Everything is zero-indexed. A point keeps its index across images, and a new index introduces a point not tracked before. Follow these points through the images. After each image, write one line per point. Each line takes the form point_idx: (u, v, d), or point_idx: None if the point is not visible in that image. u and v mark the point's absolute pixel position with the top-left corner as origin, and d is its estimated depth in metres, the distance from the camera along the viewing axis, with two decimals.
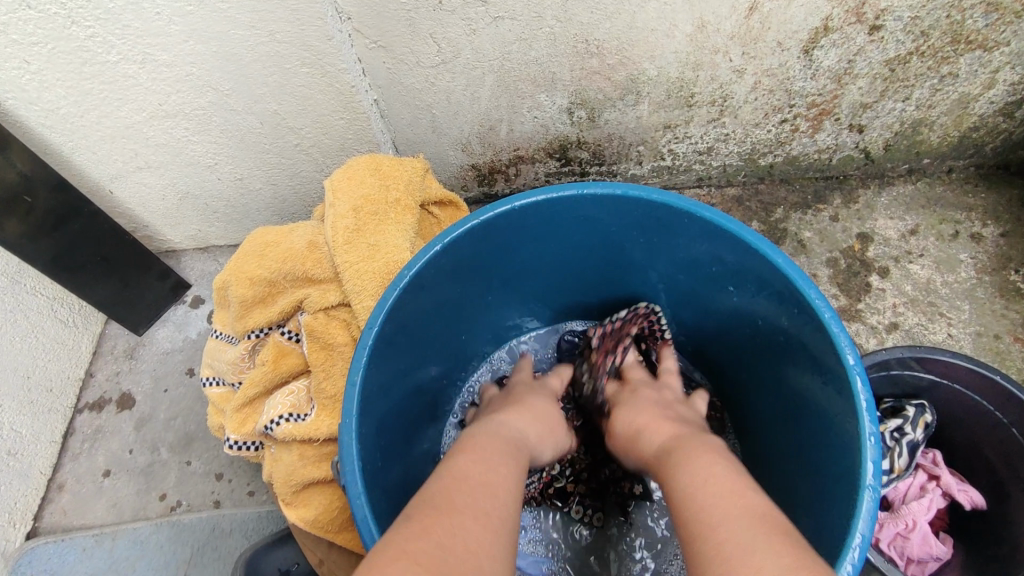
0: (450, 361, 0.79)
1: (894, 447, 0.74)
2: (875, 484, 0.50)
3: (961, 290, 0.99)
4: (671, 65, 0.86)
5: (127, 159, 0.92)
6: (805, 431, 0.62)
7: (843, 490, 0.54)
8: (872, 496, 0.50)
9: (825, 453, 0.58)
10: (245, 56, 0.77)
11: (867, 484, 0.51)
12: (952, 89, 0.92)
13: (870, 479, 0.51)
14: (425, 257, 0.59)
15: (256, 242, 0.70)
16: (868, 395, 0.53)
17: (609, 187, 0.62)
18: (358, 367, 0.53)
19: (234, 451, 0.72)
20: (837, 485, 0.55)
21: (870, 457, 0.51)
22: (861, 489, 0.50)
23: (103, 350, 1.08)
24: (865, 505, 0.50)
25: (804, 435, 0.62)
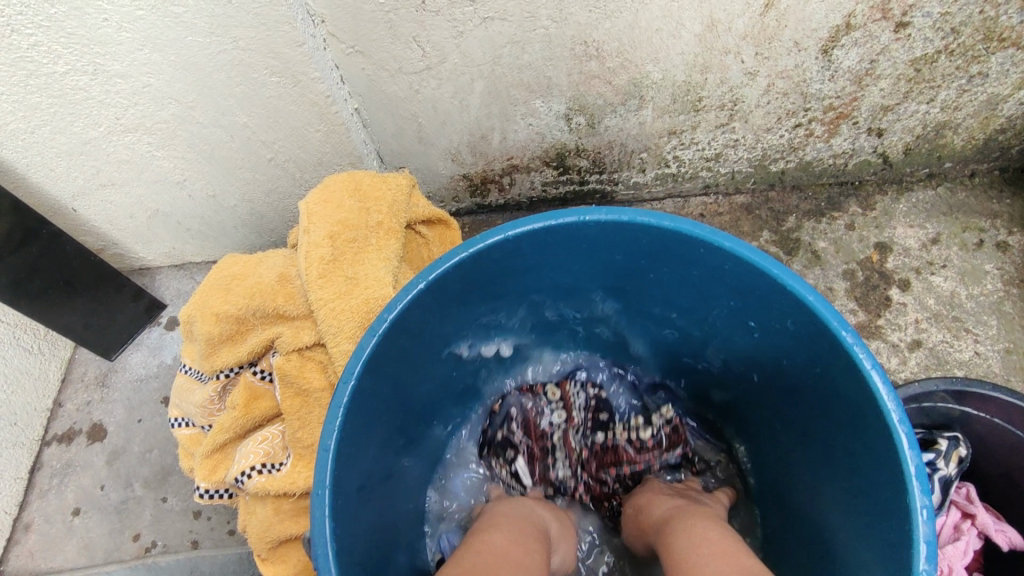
0: (440, 399, 0.72)
1: (926, 486, 0.68)
2: (930, 569, 0.44)
3: (987, 303, 0.92)
4: (677, 67, 0.79)
5: (89, 176, 0.84)
6: (837, 486, 0.56)
7: (888, 565, 0.48)
8: None
9: (863, 515, 0.52)
10: (208, 65, 0.69)
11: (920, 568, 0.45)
12: (980, 90, 0.85)
13: (924, 564, 0.44)
14: (406, 297, 0.52)
15: (223, 274, 0.63)
16: (917, 458, 0.47)
17: (613, 213, 0.56)
18: (331, 430, 0.47)
19: (205, 499, 0.66)
20: (881, 556, 0.48)
21: (924, 533, 0.45)
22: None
23: (73, 377, 1.01)
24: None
25: (838, 491, 0.56)
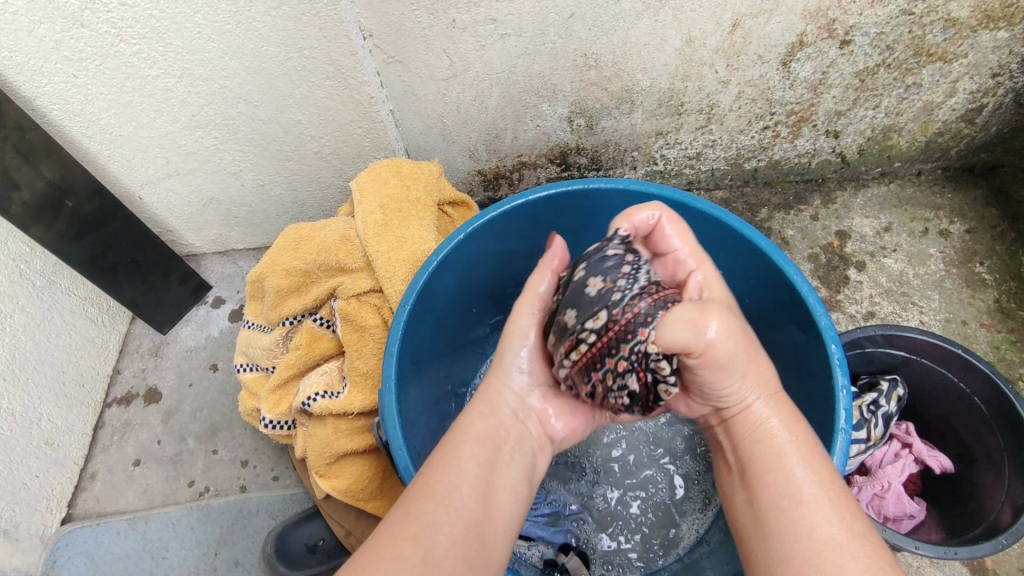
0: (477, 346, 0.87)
1: (871, 418, 0.81)
2: (847, 427, 0.61)
3: (931, 281, 1.07)
4: (662, 77, 0.95)
5: (159, 167, 0.98)
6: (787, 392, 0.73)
7: (824, 434, 0.65)
8: (845, 437, 0.61)
9: (805, 407, 0.70)
10: (275, 70, 0.84)
11: (841, 427, 0.62)
12: (917, 98, 1.01)
13: (843, 424, 0.62)
14: (450, 245, 0.67)
15: (291, 238, 0.77)
16: (840, 351, 0.64)
17: (610, 183, 0.71)
18: (395, 339, 0.62)
19: (268, 429, 0.77)
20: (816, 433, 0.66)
21: (843, 404, 0.63)
22: (836, 432, 0.62)
23: (129, 349, 1.13)
24: (838, 445, 0.61)
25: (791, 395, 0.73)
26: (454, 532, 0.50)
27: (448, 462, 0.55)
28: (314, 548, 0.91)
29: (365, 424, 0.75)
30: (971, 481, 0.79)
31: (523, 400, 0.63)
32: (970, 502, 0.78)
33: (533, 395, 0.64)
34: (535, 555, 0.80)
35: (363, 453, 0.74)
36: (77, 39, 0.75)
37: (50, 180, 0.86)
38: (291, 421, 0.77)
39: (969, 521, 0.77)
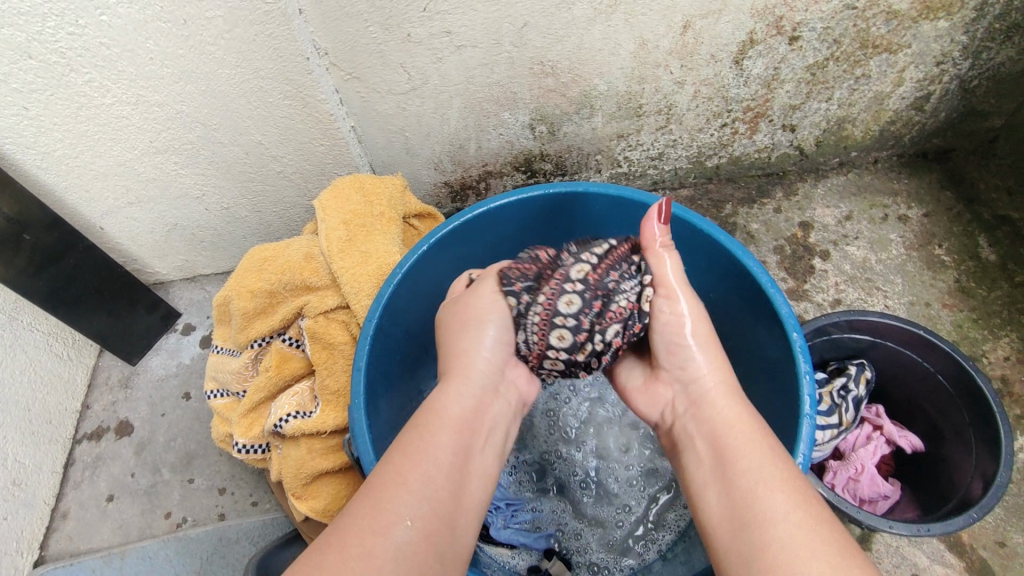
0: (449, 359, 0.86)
1: (841, 403, 0.82)
2: (811, 412, 0.63)
3: (893, 265, 1.10)
4: (619, 80, 0.96)
5: (119, 196, 0.96)
6: (755, 383, 0.74)
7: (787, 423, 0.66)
8: (810, 422, 0.63)
9: (769, 398, 0.71)
10: (232, 93, 0.84)
11: (806, 413, 0.63)
12: (866, 89, 1.04)
13: (808, 409, 0.63)
14: (414, 256, 0.66)
15: (254, 259, 0.76)
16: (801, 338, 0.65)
17: (571, 186, 0.71)
18: (362, 353, 0.61)
19: (242, 455, 0.76)
20: (782, 421, 0.67)
21: (806, 389, 0.64)
22: (802, 418, 0.63)
23: (98, 382, 1.11)
24: (804, 430, 0.62)
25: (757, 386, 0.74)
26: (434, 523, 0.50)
27: (418, 454, 0.54)
28: None
29: (338, 442, 0.74)
30: (942, 458, 0.81)
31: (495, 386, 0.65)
32: (944, 480, 0.79)
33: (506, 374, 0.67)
34: (520, 563, 0.80)
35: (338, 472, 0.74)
36: (24, 71, 0.74)
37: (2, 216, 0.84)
38: (264, 444, 0.76)
39: (943, 497, 0.78)
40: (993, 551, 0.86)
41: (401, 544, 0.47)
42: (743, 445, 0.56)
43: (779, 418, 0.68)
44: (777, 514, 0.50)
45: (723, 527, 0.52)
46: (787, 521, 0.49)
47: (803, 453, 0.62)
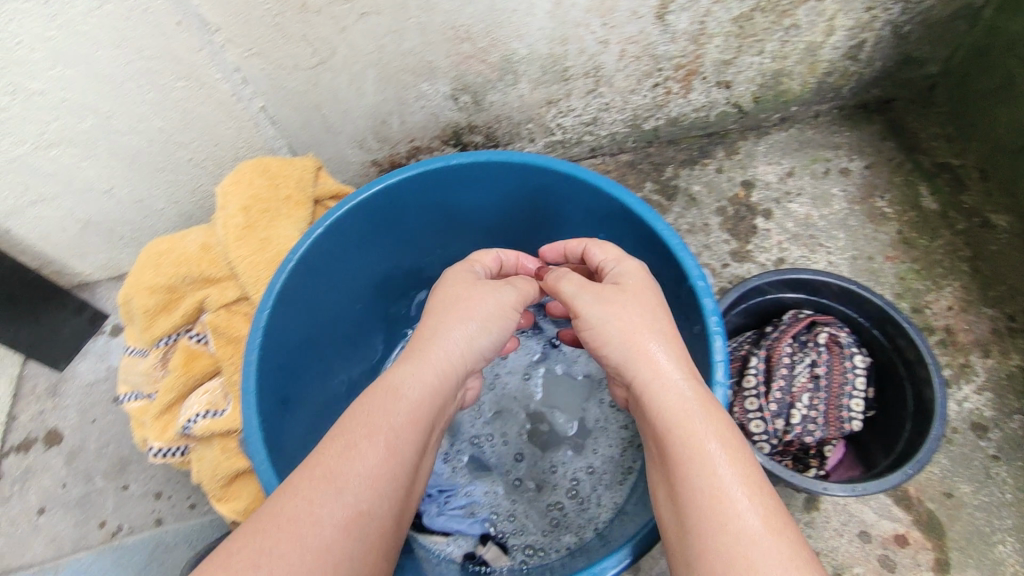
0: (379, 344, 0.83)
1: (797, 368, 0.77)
2: (726, 381, 0.58)
3: (836, 220, 1.08)
4: (539, 42, 0.91)
5: (18, 195, 0.90)
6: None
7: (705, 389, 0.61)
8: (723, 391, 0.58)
9: None
10: (118, 77, 0.78)
11: (720, 383, 0.59)
12: (799, 39, 1.01)
13: (722, 378, 0.59)
14: (308, 241, 0.62)
15: (151, 254, 0.72)
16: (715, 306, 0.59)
17: (476, 155, 0.65)
18: (253, 347, 0.57)
19: (158, 459, 0.73)
20: None
21: (721, 357, 0.59)
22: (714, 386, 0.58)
23: (24, 391, 1.06)
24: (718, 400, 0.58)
25: None
26: (336, 519, 0.47)
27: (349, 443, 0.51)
28: None
29: None
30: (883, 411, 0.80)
31: (463, 350, 0.60)
32: (895, 428, 0.77)
33: (476, 341, 0.61)
34: (455, 550, 0.73)
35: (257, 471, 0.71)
36: None
37: None
38: (181, 447, 0.73)
39: (888, 450, 0.77)
40: (938, 502, 0.87)
41: (327, 545, 0.46)
42: (690, 439, 0.51)
43: None
44: (736, 544, 0.46)
45: (673, 534, 0.51)
46: (729, 518, 0.47)
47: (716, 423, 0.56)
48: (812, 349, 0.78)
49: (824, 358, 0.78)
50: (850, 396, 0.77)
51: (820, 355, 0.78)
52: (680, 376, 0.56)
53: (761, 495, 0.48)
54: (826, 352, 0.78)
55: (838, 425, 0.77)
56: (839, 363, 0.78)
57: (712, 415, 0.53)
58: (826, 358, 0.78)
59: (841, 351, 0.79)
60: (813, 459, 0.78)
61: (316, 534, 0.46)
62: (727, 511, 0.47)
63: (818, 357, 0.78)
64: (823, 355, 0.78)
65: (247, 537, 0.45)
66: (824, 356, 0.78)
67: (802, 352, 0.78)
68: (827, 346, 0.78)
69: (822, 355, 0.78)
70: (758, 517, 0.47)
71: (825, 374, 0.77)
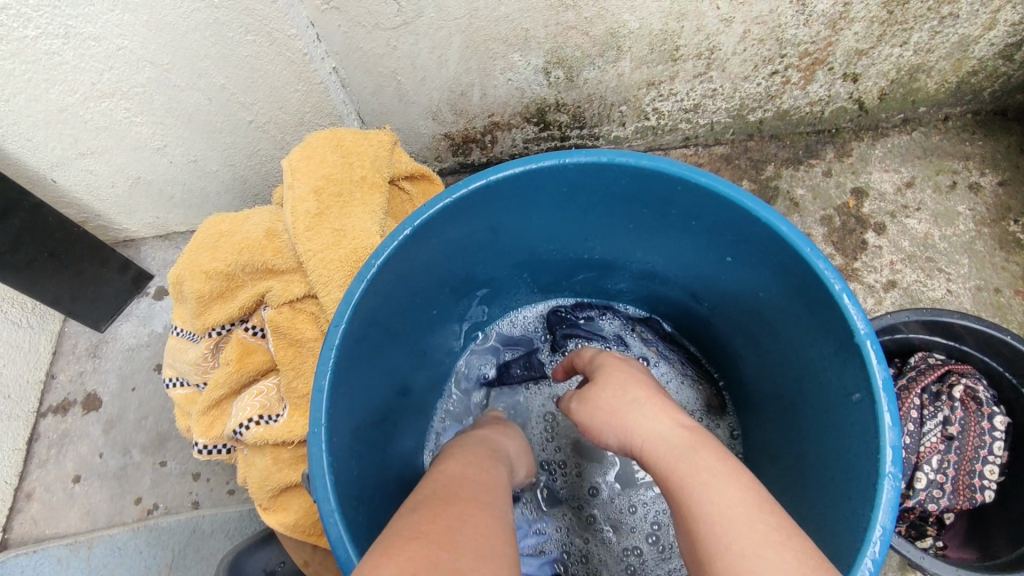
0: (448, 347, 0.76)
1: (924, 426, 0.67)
2: (896, 472, 0.45)
3: (960, 243, 0.95)
4: (653, 16, 0.79)
5: (66, 145, 0.83)
6: (798, 403, 0.60)
7: (858, 468, 0.49)
8: (894, 484, 0.45)
9: (819, 432, 0.56)
10: (181, 26, 0.69)
11: (888, 471, 0.46)
12: (951, 32, 0.87)
13: (890, 466, 0.45)
14: (394, 242, 0.54)
15: (209, 233, 0.65)
16: (885, 368, 0.48)
17: (594, 156, 0.57)
18: (324, 369, 0.49)
19: (203, 455, 0.67)
20: (848, 469, 0.50)
21: (890, 438, 0.46)
22: (880, 477, 0.45)
23: (63, 350, 1.01)
24: (885, 494, 0.45)
25: (798, 408, 0.60)
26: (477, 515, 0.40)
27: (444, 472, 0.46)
28: None
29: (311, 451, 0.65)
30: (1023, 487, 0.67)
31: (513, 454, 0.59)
32: None
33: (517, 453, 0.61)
34: None
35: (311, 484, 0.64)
36: None
37: None
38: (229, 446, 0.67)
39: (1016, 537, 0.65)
40: None
41: (479, 534, 0.38)
42: (683, 474, 0.45)
43: (837, 464, 0.52)
44: (744, 561, 0.38)
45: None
46: (734, 537, 0.39)
47: (883, 525, 0.44)
48: (945, 405, 0.67)
49: (957, 416, 0.67)
50: (985, 462, 0.66)
51: (952, 413, 0.67)
52: (665, 425, 0.50)
53: (755, 513, 0.41)
54: (961, 411, 0.67)
55: (967, 494, 0.66)
56: (975, 425, 0.66)
57: (695, 447, 0.47)
58: (960, 417, 0.67)
59: (978, 409, 0.67)
60: (928, 527, 0.68)
61: (464, 520, 0.38)
62: (721, 542, 0.40)
63: (949, 415, 0.67)
64: (957, 414, 0.67)
65: (402, 532, 0.36)
66: (957, 415, 0.67)
67: (933, 406, 0.68)
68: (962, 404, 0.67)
69: (954, 413, 0.67)
70: (765, 539, 0.39)
71: (958, 435, 0.66)
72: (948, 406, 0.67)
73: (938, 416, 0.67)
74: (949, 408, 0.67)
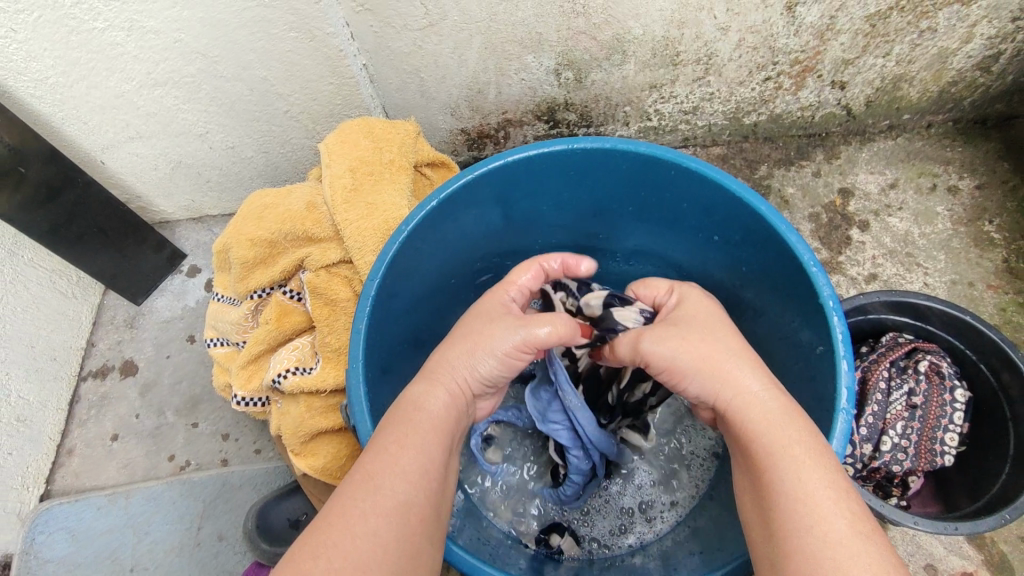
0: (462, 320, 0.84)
1: (892, 396, 0.74)
2: (849, 407, 0.54)
3: (937, 241, 1.03)
4: (656, 23, 0.87)
5: (118, 130, 0.91)
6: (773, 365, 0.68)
7: (818, 406, 0.58)
8: (846, 418, 0.54)
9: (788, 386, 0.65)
10: (232, 21, 0.77)
11: (842, 407, 0.55)
12: (931, 44, 0.94)
13: (844, 403, 0.54)
14: (422, 213, 0.62)
15: (255, 205, 0.73)
16: (843, 325, 0.56)
17: (600, 142, 0.65)
18: (362, 316, 0.59)
19: (241, 407, 0.75)
20: (813, 411, 0.59)
21: (845, 380, 0.55)
22: (835, 412, 0.54)
23: (103, 320, 1.09)
24: (838, 425, 0.54)
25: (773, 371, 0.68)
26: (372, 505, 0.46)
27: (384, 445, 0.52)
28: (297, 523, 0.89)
29: (339, 401, 0.72)
30: (980, 453, 0.75)
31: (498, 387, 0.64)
32: (989, 473, 0.72)
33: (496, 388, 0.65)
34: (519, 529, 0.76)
35: (338, 432, 0.72)
36: None
37: None
38: (264, 398, 0.74)
39: (974, 495, 0.73)
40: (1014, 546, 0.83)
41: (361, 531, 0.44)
42: (775, 440, 0.49)
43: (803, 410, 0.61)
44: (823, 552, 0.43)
45: (759, 538, 0.48)
46: (814, 522, 0.44)
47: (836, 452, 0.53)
48: (911, 378, 0.74)
49: (921, 389, 0.74)
50: (945, 430, 0.73)
51: (917, 385, 0.74)
52: (757, 386, 0.52)
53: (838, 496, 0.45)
54: (925, 384, 0.74)
55: (929, 457, 0.74)
56: (938, 397, 0.74)
57: (789, 418, 0.50)
58: (925, 389, 0.74)
59: (941, 382, 0.74)
60: (894, 488, 0.76)
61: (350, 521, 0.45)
62: (812, 514, 0.45)
63: (915, 388, 0.74)
64: (922, 387, 0.74)
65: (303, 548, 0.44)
66: (923, 388, 0.74)
67: (899, 378, 0.75)
68: (926, 378, 0.74)
69: (919, 386, 0.74)
70: (848, 519, 0.44)
71: (922, 405, 0.74)
72: (914, 380, 0.74)
73: (904, 388, 0.74)
74: (914, 382, 0.74)
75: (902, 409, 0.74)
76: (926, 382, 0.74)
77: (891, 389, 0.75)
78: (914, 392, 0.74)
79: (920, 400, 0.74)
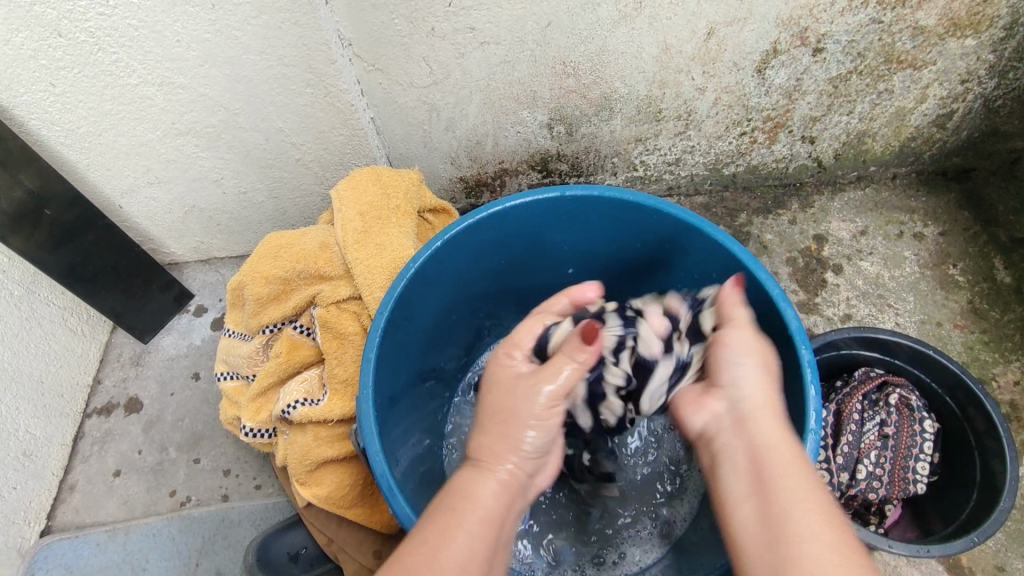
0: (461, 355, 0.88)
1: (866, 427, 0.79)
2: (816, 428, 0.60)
3: (906, 283, 1.09)
4: (640, 83, 0.95)
5: (139, 175, 0.97)
6: None
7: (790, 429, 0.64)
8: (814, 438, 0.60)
9: None
10: (254, 79, 0.84)
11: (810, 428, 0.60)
12: (889, 103, 1.04)
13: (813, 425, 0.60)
14: (428, 252, 0.68)
15: (270, 246, 0.79)
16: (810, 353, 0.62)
17: (589, 190, 0.71)
18: (372, 346, 0.63)
19: (249, 438, 0.78)
20: None
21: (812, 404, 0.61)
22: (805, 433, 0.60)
23: (109, 358, 1.12)
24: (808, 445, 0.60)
25: None
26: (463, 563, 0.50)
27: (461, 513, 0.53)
28: (296, 558, 0.90)
29: (344, 432, 0.76)
30: (950, 481, 0.80)
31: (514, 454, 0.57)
32: (959, 500, 0.77)
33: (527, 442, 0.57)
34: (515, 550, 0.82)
35: (343, 461, 0.75)
36: (53, 48, 0.74)
37: (13, 194, 0.83)
38: (271, 429, 0.77)
39: (947, 520, 0.77)
40: None
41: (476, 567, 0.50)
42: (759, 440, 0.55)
43: None
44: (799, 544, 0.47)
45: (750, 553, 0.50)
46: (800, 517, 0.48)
47: None
48: (881, 410, 0.79)
49: (892, 420, 0.79)
50: (916, 459, 0.78)
51: (888, 417, 0.79)
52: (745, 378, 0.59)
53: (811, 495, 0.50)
54: (894, 416, 0.79)
55: (902, 485, 0.78)
56: (907, 427, 0.79)
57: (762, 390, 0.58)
58: (896, 420, 0.79)
59: (910, 415, 0.79)
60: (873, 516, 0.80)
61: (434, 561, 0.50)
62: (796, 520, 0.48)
63: (886, 420, 0.79)
64: (893, 419, 0.79)
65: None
66: (892, 419, 0.79)
67: (872, 410, 0.80)
68: (896, 410, 0.79)
69: (889, 418, 0.79)
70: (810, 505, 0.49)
71: (893, 436, 0.79)
72: (884, 412, 0.79)
73: (875, 420, 0.79)
74: (885, 413, 0.79)
75: (874, 439, 0.79)
76: (895, 414, 0.79)
77: (864, 421, 0.80)
78: (885, 424, 0.79)
79: (891, 431, 0.79)
